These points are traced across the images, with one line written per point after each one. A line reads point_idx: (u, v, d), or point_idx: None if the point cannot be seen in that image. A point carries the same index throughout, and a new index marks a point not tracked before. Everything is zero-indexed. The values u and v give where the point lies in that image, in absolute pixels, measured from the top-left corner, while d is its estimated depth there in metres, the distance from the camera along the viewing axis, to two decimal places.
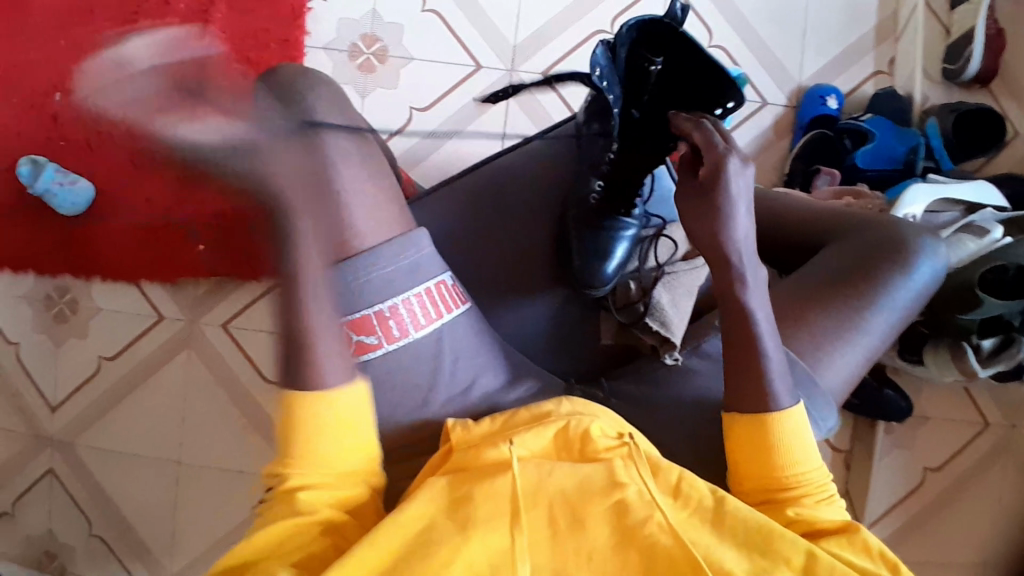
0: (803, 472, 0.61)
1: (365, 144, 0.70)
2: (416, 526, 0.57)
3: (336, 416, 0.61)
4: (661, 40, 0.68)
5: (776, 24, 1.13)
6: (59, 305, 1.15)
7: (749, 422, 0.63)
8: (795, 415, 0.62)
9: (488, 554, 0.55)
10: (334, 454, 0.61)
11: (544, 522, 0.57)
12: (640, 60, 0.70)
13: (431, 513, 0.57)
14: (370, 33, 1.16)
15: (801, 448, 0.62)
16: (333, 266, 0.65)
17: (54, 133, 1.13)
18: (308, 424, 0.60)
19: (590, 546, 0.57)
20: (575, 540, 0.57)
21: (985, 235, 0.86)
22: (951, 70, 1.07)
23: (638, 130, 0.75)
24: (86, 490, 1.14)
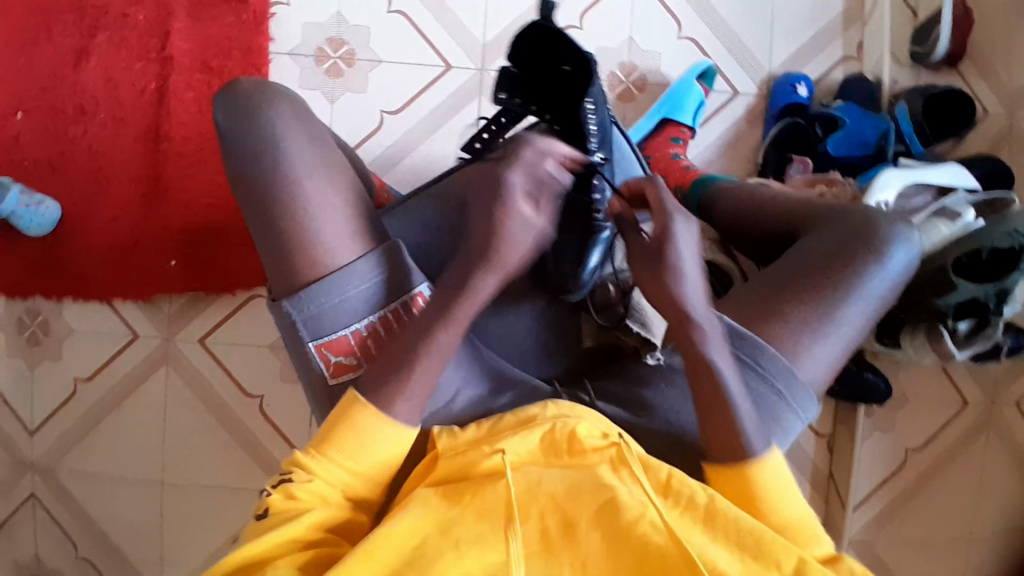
0: (789, 519, 0.61)
1: (329, 158, 0.69)
2: (410, 540, 0.57)
3: (387, 441, 0.63)
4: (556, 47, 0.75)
5: (744, 12, 1.13)
6: (31, 328, 1.13)
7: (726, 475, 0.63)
8: (769, 465, 0.62)
9: (482, 564, 0.55)
10: (352, 474, 0.63)
11: (536, 526, 0.58)
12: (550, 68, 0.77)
13: (423, 531, 0.57)
14: (335, 36, 1.14)
15: (781, 496, 0.62)
16: (308, 290, 0.66)
17: (17, 154, 1.11)
18: (347, 437, 0.62)
19: (583, 553, 0.56)
20: (570, 546, 0.57)
21: (958, 220, 0.89)
22: (919, 53, 1.07)
23: (568, 131, 0.79)
24: (70, 513, 1.12)
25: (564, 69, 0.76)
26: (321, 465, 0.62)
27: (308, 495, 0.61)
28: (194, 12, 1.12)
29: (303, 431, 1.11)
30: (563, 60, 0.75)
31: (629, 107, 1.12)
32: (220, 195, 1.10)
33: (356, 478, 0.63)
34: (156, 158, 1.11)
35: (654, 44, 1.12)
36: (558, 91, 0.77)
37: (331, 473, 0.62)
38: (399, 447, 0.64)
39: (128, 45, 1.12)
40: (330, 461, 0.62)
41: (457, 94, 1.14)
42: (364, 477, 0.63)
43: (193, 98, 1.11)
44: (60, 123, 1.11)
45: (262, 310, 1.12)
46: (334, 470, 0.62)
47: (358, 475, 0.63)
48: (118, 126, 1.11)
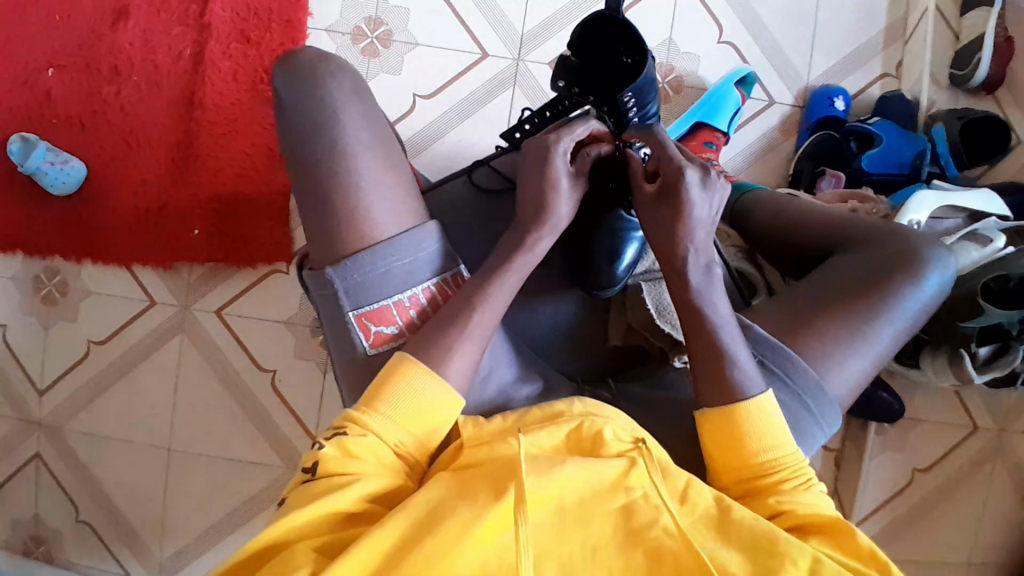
0: (780, 458, 0.61)
1: (382, 135, 0.68)
2: (424, 508, 0.55)
3: (428, 405, 0.61)
4: (623, 36, 0.75)
5: (787, 23, 1.12)
6: (47, 286, 1.12)
7: (728, 420, 0.62)
8: (762, 412, 0.62)
9: (493, 542, 0.54)
10: (404, 432, 0.60)
11: (551, 519, 0.56)
12: (617, 58, 0.77)
13: (438, 498, 0.56)
14: (374, 16, 1.13)
15: (774, 437, 0.62)
16: (351, 258, 0.64)
17: (48, 110, 1.10)
18: (398, 394, 0.61)
19: (593, 537, 0.55)
20: (581, 529, 0.56)
21: (988, 245, 0.89)
22: (958, 75, 1.07)
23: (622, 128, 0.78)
24: (75, 475, 1.12)
25: (628, 60, 0.76)
26: (373, 420, 0.60)
27: (363, 452, 0.59)
28: None
29: (314, 411, 1.10)
30: (625, 49, 0.76)
31: (665, 108, 1.11)
32: (251, 167, 1.10)
33: (406, 436, 0.60)
34: (187, 126, 1.10)
35: (694, 46, 1.12)
36: (615, 81, 0.78)
37: (385, 429, 0.60)
38: (446, 411, 0.62)
39: (167, 9, 1.11)
40: (379, 417, 0.60)
41: (492, 83, 1.13)
42: (412, 435, 0.61)
43: (228, 67, 1.10)
44: (93, 82, 1.10)
45: (282, 285, 1.11)
46: (387, 426, 0.60)
47: (409, 435, 0.61)
48: (152, 90, 1.10)
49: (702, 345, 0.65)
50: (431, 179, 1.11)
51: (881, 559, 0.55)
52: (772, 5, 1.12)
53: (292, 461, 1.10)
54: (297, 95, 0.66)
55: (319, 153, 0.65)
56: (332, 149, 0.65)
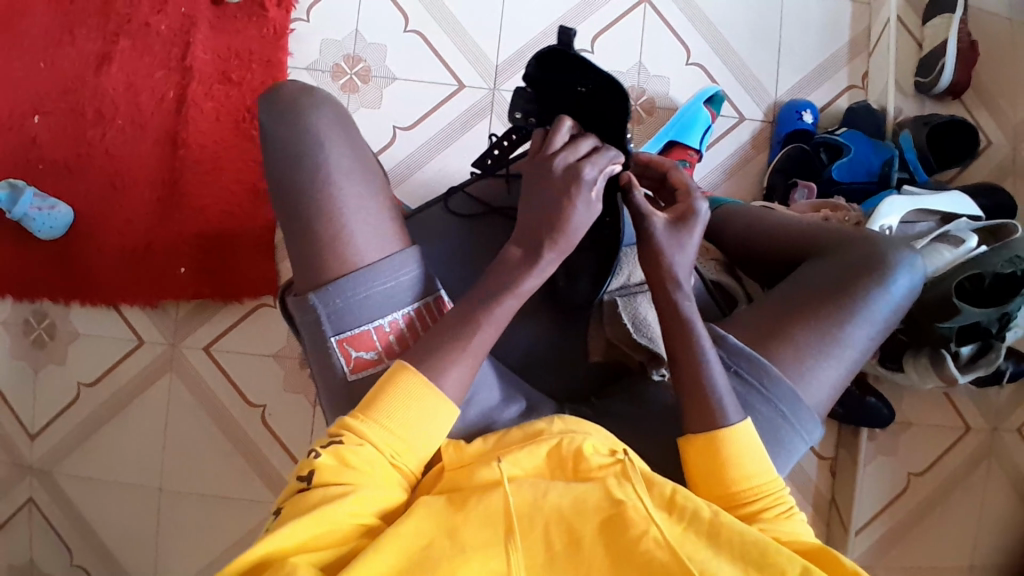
0: (760, 487, 0.62)
1: (369, 165, 0.70)
2: (415, 540, 0.55)
3: (431, 414, 0.61)
4: (574, 69, 0.73)
5: (752, 42, 1.16)
6: (37, 330, 1.13)
7: (709, 441, 0.63)
8: (742, 433, 0.63)
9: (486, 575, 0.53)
10: (401, 442, 0.60)
11: (540, 545, 0.56)
12: (572, 87, 0.75)
13: (431, 531, 0.55)
14: (353, 53, 1.17)
15: (755, 464, 0.62)
16: (334, 283, 0.65)
17: (34, 156, 1.13)
18: (396, 407, 0.60)
19: (586, 564, 0.55)
20: (572, 556, 0.55)
21: (960, 245, 0.91)
22: (923, 83, 1.10)
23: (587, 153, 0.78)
24: (68, 518, 1.11)
25: (582, 89, 0.74)
26: (370, 429, 0.60)
27: (359, 462, 0.58)
28: (217, 25, 1.15)
29: (305, 442, 1.10)
30: (579, 80, 0.74)
31: (638, 129, 1.14)
32: (235, 204, 1.12)
33: (403, 447, 0.60)
34: (171, 165, 1.13)
35: (663, 69, 1.15)
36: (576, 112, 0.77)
37: (381, 439, 0.59)
38: (444, 424, 0.62)
39: (150, 54, 1.14)
40: (378, 426, 0.60)
41: (470, 112, 1.16)
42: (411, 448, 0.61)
43: (211, 108, 1.13)
44: (78, 127, 1.13)
45: (270, 318, 1.12)
46: (384, 436, 0.60)
47: (406, 447, 0.60)
48: (137, 132, 1.13)
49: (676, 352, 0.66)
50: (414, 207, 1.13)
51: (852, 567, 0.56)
52: (738, 26, 1.16)
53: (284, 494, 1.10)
54: (269, 127, 0.68)
55: (292, 180, 0.67)
56: (305, 175, 0.66)
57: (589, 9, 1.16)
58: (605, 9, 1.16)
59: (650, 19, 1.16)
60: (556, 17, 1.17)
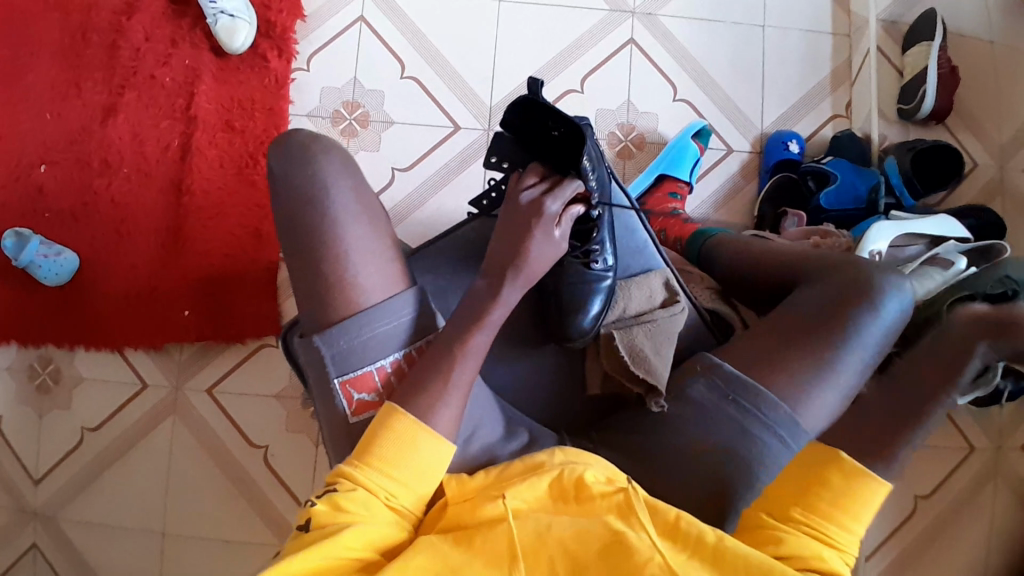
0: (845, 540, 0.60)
1: (371, 206, 0.70)
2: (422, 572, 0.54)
3: (425, 456, 0.61)
4: (546, 115, 0.77)
5: (737, 78, 1.19)
6: (42, 375, 1.14)
7: (845, 473, 0.61)
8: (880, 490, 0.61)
9: None
10: (399, 484, 0.60)
11: (545, 573, 0.55)
12: (545, 129, 0.79)
13: (433, 565, 0.55)
14: (351, 99, 1.21)
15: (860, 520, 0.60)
16: (337, 326, 0.66)
17: (42, 205, 1.16)
18: (389, 449, 0.61)
19: None
20: None
21: (950, 268, 0.91)
22: (906, 110, 1.13)
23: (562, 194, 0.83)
24: (69, 565, 1.11)
25: (555, 132, 0.78)
26: (364, 471, 0.60)
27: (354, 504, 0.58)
28: (220, 76, 1.19)
29: (307, 480, 1.10)
30: (552, 124, 0.78)
31: (629, 164, 1.17)
32: (237, 247, 1.15)
33: (399, 488, 0.60)
34: (175, 211, 1.16)
35: (651, 105, 1.19)
36: (555, 153, 0.80)
37: (377, 479, 0.60)
38: (440, 461, 0.62)
39: (155, 105, 1.18)
40: (373, 469, 0.60)
41: (465, 151, 1.19)
42: (409, 492, 0.61)
43: (215, 155, 1.17)
44: (85, 176, 1.17)
45: (272, 358, 1.14)
46: (381, 478, 0.60)
47: (403, 488, 0.60)
48: (141, 180, 1.17)
49: None
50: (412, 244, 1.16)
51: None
52: (722, 62, 1.20)
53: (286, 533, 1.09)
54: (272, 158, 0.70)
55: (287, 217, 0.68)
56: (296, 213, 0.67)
57: (578, 51, 1.20)
58: (593, 49, 1.20)
59: (638, 58, 1.20)
60: (546, 59, 1.21)
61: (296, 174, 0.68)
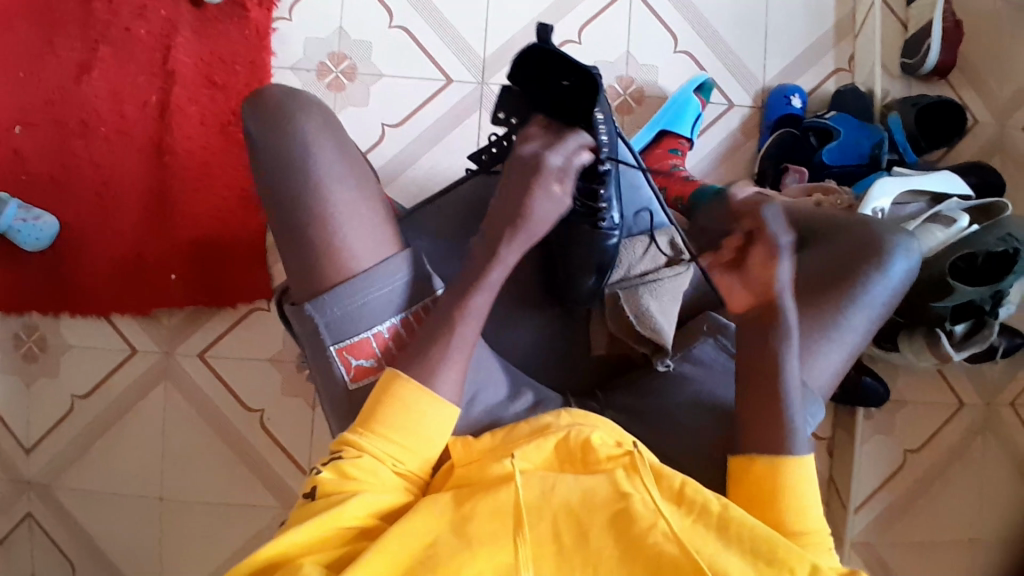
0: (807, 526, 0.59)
1: (359, 169, 0.67)
2: (423, 535, 0.53)
3: (430, 420, 0.60)
4: (552, 64, 0.71)
5: (738, 29, 1.16)
6: (27, 343, 1.11)
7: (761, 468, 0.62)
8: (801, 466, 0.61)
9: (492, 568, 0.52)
10: (404, 449, 0.59)
11: (547, 534, 0.54)
12: (553, 81, 0.72)
13: (434, 530, 0.54)
14: (337, 51, 1.15)
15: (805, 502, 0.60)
16: (329, 292, 0.63)
17: (16, 167, 1.11)
18: (393, 415, 0.59)
19: (595, 555, 0.53)
20: (582, 550, 0.53)
21: (952, 226, 0.91)
22: (909, 64, 1.11)
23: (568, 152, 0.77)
24: (68, 532, 1.10)
25: (563, 84, 0.71)
26: (369, 440, 0.59)
27: (359, 473, 0.57)
28: (197, 27, 1.13)
29: (306, 445, 1.10)
30: (560, 75, 0.71)
31: (629, 119, 1.14)
32: (223, 209, 1.10)
33: (405, 453, 0.59)
34: (157, 174, 1.11)
35: (651, 57, 1.15)
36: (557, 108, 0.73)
37: (382, 446, 0.59)
38: (447, 425, 0.61)
39: (129, 59, 1.12)
40: (377, 437, 0.59)
41: (459, 107, 1.15)
42: (414, 456, 0.60)
43: (195, 112, 1.11)
44: (60, 136, 1.11)
45: (265, 323, 1.11)
46: (385, 445, 0.59)
47: (410, 451, 0.60)
48: (119, 139, 1.11)
49: None
50: (406, 205, 1.13)
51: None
52: (723, 13, 1.16)
53: (286, 498, 1.09)
54: (266, 114, 0.65)
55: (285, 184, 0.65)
56: (292, 178, 0.63)
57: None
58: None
59: (637, 7, 1.15)
60: (541, 9, 1.16)
61: (290, 136, 0.64)
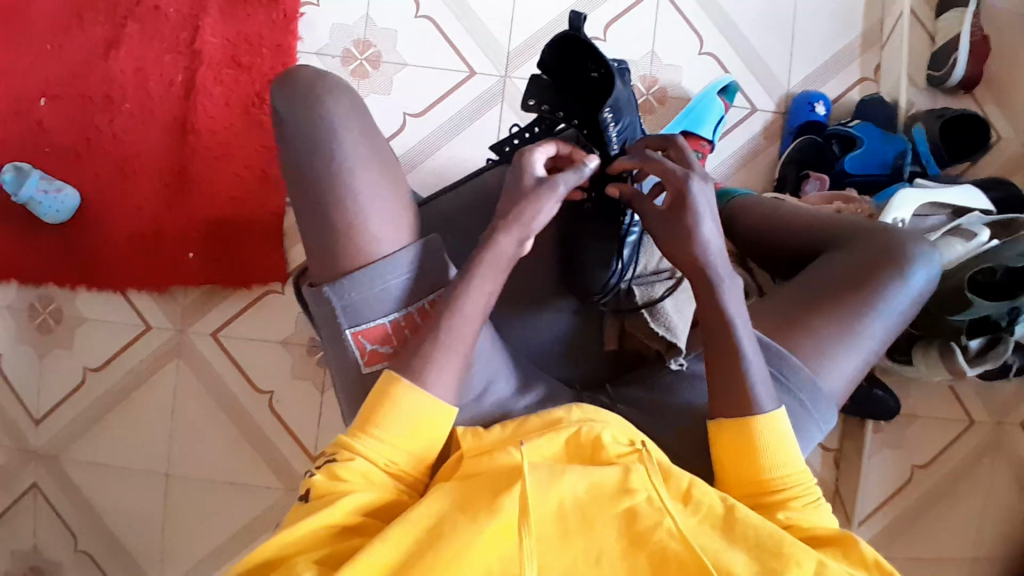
0: (789, 474, 0.60)
1: (381, 151, 0.66)
2: (424, 521, 0.52)
3: (423, 423, 0.58)
4: (587, 54, 0.74)
5: (765, 34, 1.15)
6: (43, 314, 1.12)
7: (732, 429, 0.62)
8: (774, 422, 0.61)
9: (494, 553, 0.51)
10: (397, 452, 0.58)
11: (552, 528, 0.53)
12: (585, 71, 0.76)
13: (439, 512, 0.53)
14: (363, 38, 1.15)
15: (783, 454, 0.60)
16: (350, 275, 0.62)
17: (40, 139, 1.11)
18: (388, 417, 0.58)
19: (599, 546, 0.53)
20: (585, 538, 0.53)
21: (972, 239, 0.90)
22: (936, 76, 1.10)
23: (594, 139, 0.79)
24: (73, 503, 1.11)
25: (594, 74, 0.75)
26: (363, 444, 0.58)
27: (351, 477, 0.56)
28: (225, 8, 1.13)
29: (312, 430, 1.10)
30: (592, 66, 0.75)
31: (650, 119, 1.13)
32: (244, 190, 1.11)
33: (399, 456, 0.58)
34: (180, 152, 1.12)
35: (675, 58, 1.15)
36: (590, 96, 0.78)
37: (376, 449, 0.58)
38: (442, 425, 0.59)
39: (158, 37, 1.12)
40: (372, 439, 0.58)
41: (480, 99, 1.15)
42: (408, 457, 0.58)
43: (220, 92, 1.12)
44: (85, 110, 1.12)
45: (279, 306, 1.12)
46: (379, 446, 0.58)
47: (399, 451, 0.58)
48: (144, 116, 1.12)
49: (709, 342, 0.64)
50: (424, 195, 1.13)
51: (887, 567, 0.54)
52: (750, 17, 1.15)
53: (291, 481, 1.10)
54: (291, 93, 0.65)
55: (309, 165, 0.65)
56: (315, 159, 0.63)
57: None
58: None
59: (663, 7, 1.15)
60: (567, 5, 1.16)
61: (315, 115, 0.63)
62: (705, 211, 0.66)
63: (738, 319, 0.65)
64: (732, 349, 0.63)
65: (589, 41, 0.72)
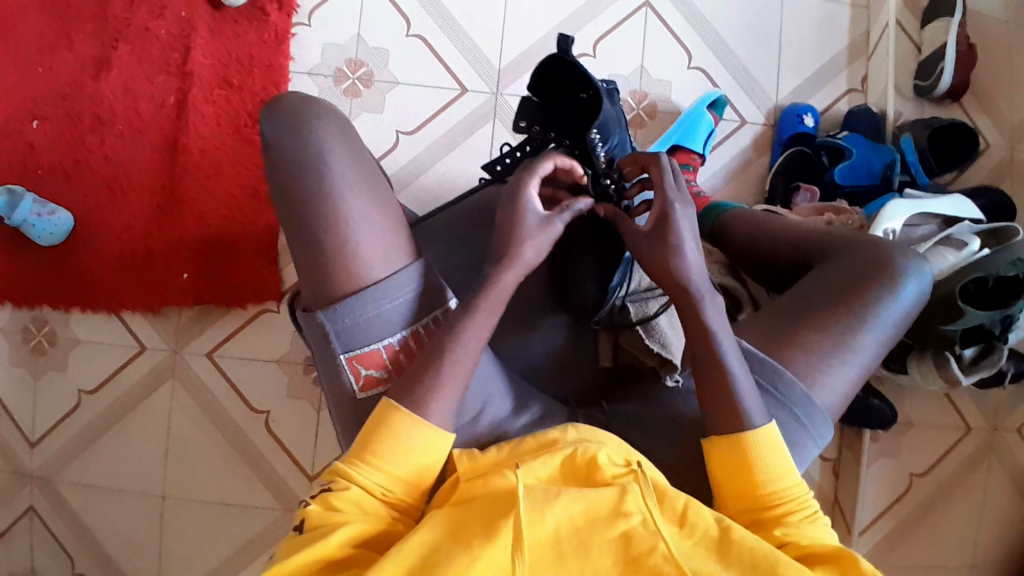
0: (785, 488, 0.60)
1: (369, 172, 0.67)
2: (422, 547, 0.53)
3: (420, 449, 0.59)
4: (575, 74, 0.76)
5: (752, 47, 1.16)
6: (37, 337, 1.12)
7: (728, 448, 0.62)
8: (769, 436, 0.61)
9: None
10: (394, 480, 0.58)
11: (551, 554, 0.52)
12: (573, 91, 0.78)
13: (435, 541, 0.53)
14: (354, 57, 1.16)
15: (782, 464, 0.61)
16: (343, 302, 0.62)
17: (33, 161, 1.12)
18: (386, 444, 0.58)
19: (594, 569, 0.53)
20: (581, 562, 0.53)
21: (964, 248, 0.91)
22: (923, 86, 1.11)
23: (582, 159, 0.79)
24: (69, 527, 1.10)
25: (583, 94, 0.77)
26: (362, 471, 0.58)
27: (346, 506, 0.56)
28: (216, 29, 1.14)
29: (309, 448, 1.10)
30: (580, 86, 0.76)
31: (641, 133, 1.14)
32: (236, 209, 1.11)
33: (396, 485, 0.58)
34: (172, 172, 1.12)
35: (665, 73, 1.16)
36: (579, 116, 0.79)
37: (374, 476, 0.58)
38: (439, 455, 0.60)
39: (149, 59, 1.13)
40: (370, 466, 0.58)
41: (472, 116, 1.16)
42: (404, 486, 0.59)
43: (212, 112, 1.12)
44: (77, 133, 1.12)
45: (274, 324, 1.12)
46: (376, 474, 0.58)
47: (396, 479, 0.58)
48: (136, 137, 1.12)
49: (700, 358, 0.65)
50: (418, 212, 1.13)
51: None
52: (738, 31, 1.17)
53: (288, 500, 1.09)
54: (281, 117, 0.65)
55: None
56: (305, 182, 0.63)
57: (590, 13, 1.17)
58: (606, 13, 1.16)
59: (652, 23, 1.16)
60: (556, 21, 1.17)
61: (307, 140, 0.64)
62: (688, 234, 0.66)
63: (727, 335, 0.65)
64: (724, 365, 0.63)
65: (576, 61, 0.74)
